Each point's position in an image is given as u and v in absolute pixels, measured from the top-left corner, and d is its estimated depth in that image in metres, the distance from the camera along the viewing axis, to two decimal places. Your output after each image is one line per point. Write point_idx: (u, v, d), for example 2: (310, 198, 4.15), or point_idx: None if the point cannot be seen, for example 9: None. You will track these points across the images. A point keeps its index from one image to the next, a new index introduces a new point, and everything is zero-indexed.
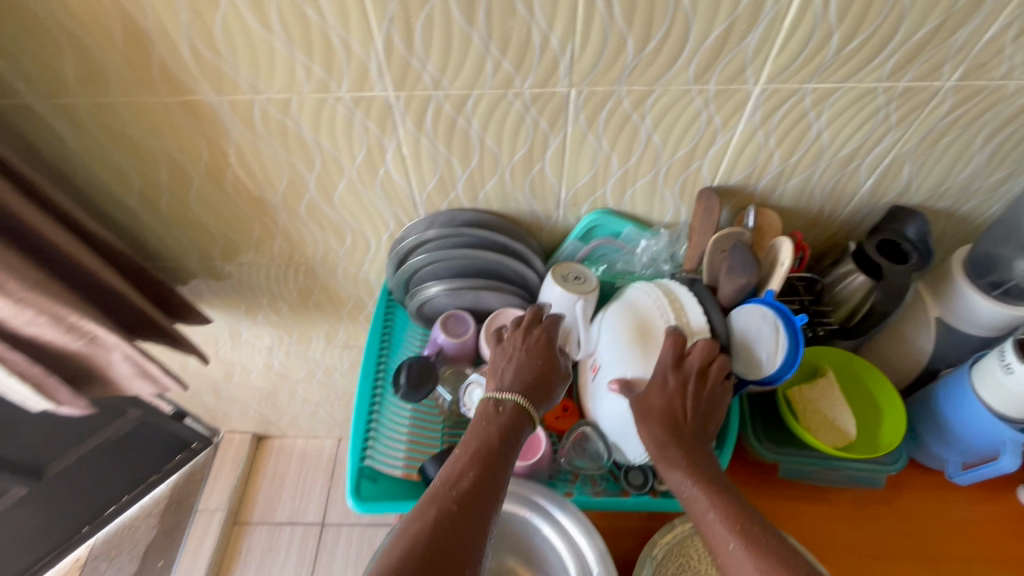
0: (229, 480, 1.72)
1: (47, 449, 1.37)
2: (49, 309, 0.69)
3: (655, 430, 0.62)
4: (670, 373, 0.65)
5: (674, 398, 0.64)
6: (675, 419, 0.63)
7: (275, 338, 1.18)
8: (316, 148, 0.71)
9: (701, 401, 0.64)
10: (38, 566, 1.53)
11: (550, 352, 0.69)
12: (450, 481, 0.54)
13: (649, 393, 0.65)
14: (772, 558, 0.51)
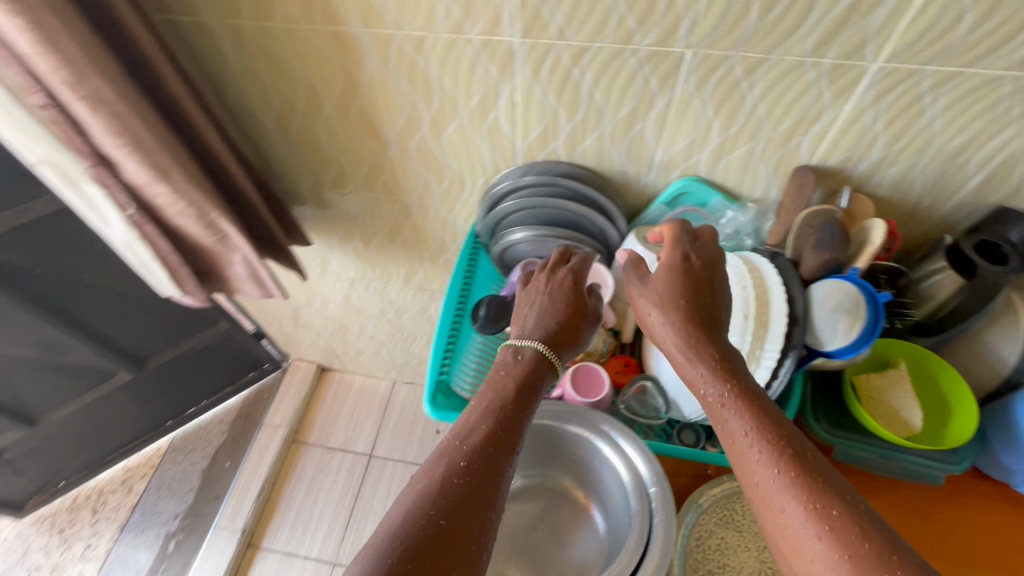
0: (293, 402, 1.87)
1: (150, 342, 1.55)
2: (198, 202, 0.80)
3: (675, 331, 0.60)
4: (681, 263, 0.64)
5: (686, 283, 0.62)
6: (692, 314, 0.60)
7: (359, 270, 1.28)
8: (437, 87, 0.77)
9: (713, 289, 0.63)
10: (129, 446, 1.79)
11: (572, 294, 0.71)
12: (461, 436, 0.56)
13: (660, 280, 0.63)
14: (818, 486, 0.49)
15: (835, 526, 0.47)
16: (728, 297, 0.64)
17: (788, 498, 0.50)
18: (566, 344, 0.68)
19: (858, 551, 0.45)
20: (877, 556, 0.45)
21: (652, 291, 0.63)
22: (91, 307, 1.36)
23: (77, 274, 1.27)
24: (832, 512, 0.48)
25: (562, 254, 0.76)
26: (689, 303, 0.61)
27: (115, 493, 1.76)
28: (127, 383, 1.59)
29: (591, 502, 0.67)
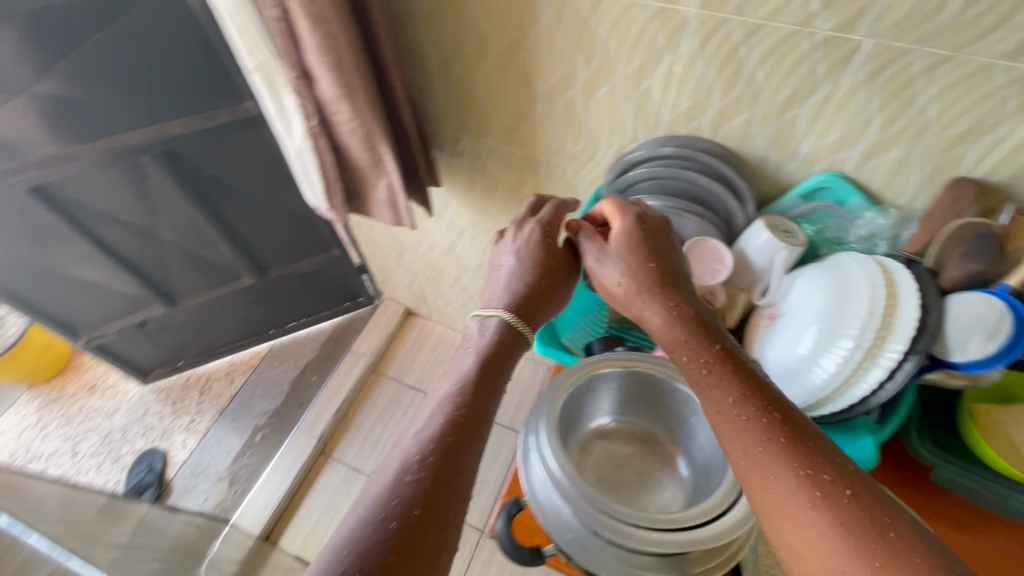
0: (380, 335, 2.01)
1: (274, 255, 1.74)
2: (368, 124, 0.90)
3: (642, 295, 0.67)
4: (637, 234, 0.71)
5: (644, 251, 0.70)
6: (653, 282, 0.67)
7: (472, 221, 1.36)
8: (601, 50, 0.82)
9: (658, 254, 0.69)
10: (236, 343, 2.02)
11: (544, 262, 0.76)
12: (421, 433, 0.59)
13: (620, 249, 0.70)
14: (808, 453, 0.50)
15: (826, 492, 0.47)
16: (680, 260, 0.71)
17: (778, 465, 0.50)
18: (537, 310, 0.74)
19: (850, 515, 0.45)
20: (873, 520, 0.45)
21: (617, 261, 0.70)
22: (238, 211, 1.54)
23: (235, 180, 1.45)
24: (823, 479, 0.48)
25: (539, 216, 0.80)
26: (653, 270, 0.68)
27: (219, 381, 1.99)
28: (249, 287, 1.80)
29: (678, 454, 0.71)
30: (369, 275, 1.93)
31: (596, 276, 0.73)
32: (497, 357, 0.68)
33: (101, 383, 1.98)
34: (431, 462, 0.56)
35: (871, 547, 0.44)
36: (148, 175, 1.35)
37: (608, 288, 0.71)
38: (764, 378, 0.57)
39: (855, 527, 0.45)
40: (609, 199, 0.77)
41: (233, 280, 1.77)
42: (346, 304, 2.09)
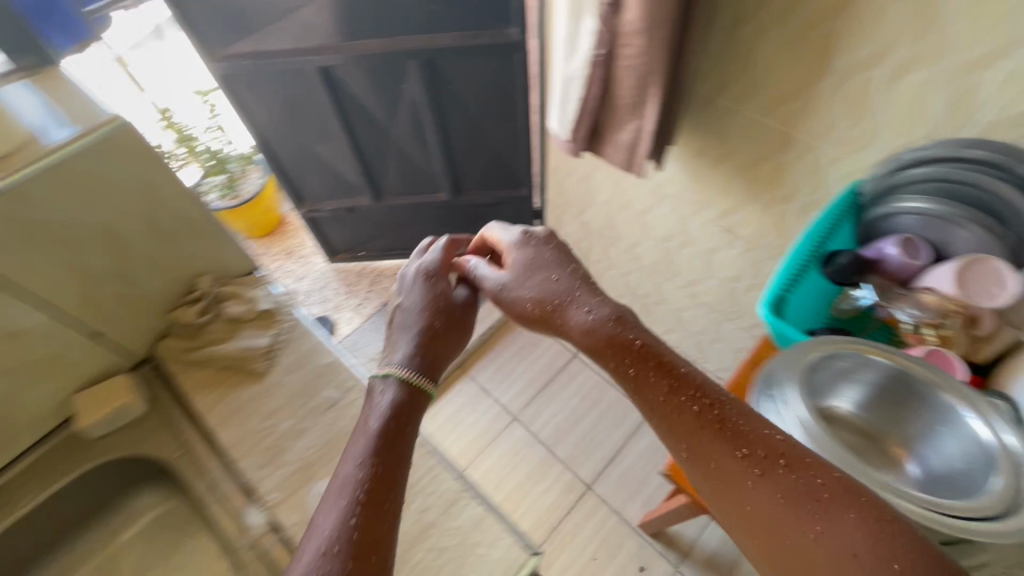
0: None
1: (469, 178, 1.85)
2: (652, 63, 0.92)
3: (554, 306, 0.77)
4: (533, 262, 0.82)
5: (547, 262, 0.81)
6: (553, 293, 0.78)
7: (681, 189, 1.33)
8: (940, 29, 0.77)
9: (548, 266, 0.81)
10: (410, 249, 2.20)
11: (441, 319, 0.85)
12: (326, 528, 0.61)
13: (522, 279, 0.82)
14: (739, 437, 0.62)
15: (762, 469, 0.59)
16: (578, 264, 0.82)
17: (717, 455, 0.61)
18: (436, 358, 0.81)
19: (788, 482, 0.58)
20: (812, 483, 0.58)
21: (518, 291, 0.81)
22: (459, 131, 1.67)
23: (469, 101, 1.56)
24: (760, 457, 0.60)
25: (427, 264, 0.91)
26: (558, 281, 0.79)
27: (387, 279, 2.21)
28: (439, 203, 1.94)
29: (906, 458, 0.78)
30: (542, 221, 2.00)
31: (504, 302, 0.84)
32: (397, 424, 0.72)
33: (296, 252, 2.31)
34: (345, 553, 0.59)
35: (815, 508, 0.56)
36: (407, 78, 1.49)
37: (523, 309, 0.81)
38: (685, 367, 0.68)
39: (798, 496, 0.57)
40: (489, 233, 0.92)
41: (429, 192, 1.92)
42: None
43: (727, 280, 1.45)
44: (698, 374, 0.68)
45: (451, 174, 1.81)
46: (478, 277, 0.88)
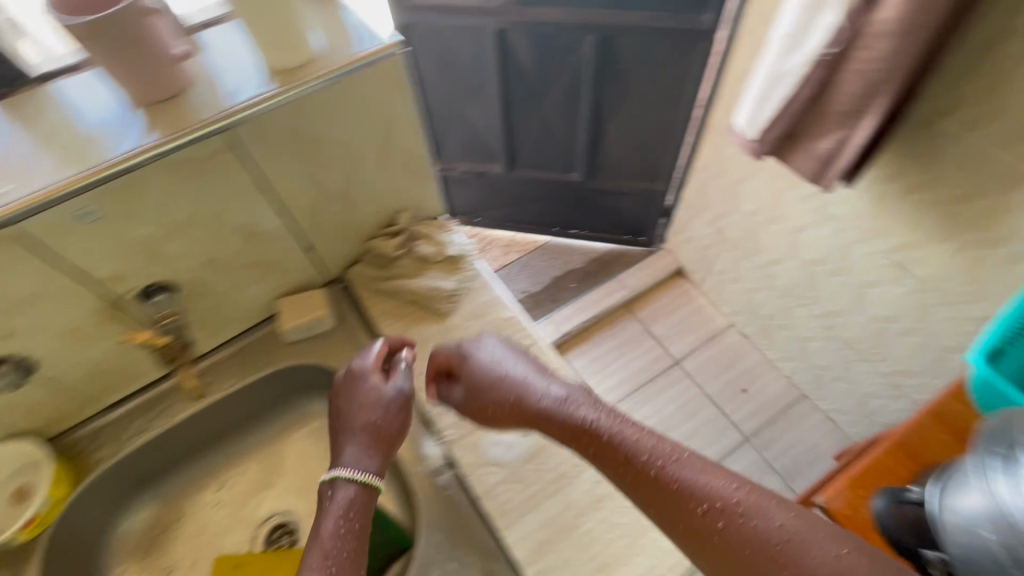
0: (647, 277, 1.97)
1: (607, 164, 1.80)
2: (895, 71, 0.84)
3: (510, 398, 0.63)
4: (472, 362, 0.67)
5: (485, 373, 0.65)
6: (507, 382, 0.64)
7: (855, 214, 1.23)
8: None
9: (503, 362, 0.66)
10: (520, 226, 2.13)
11: (352, 406, 0.64)
12: None
13: (467, 382, 0.66)
14: (677, 489, 0.51)
15: (723, 533, 0.48)
16: (512, 351, 0.68)
17: (678, 531, 0.51)
18: (363, 528, 0.56)
19: (747, 532, 0.47)
20: (773, 531, 0.46)
21: (475, 393, 0.66)
22: (613, 114, 1.62)
23: (635, 85, 1.50)
24: (709, 517, 0.49)
25: (351, 384, 0.65)
26: (491, 386, 0.64)
27: None
28: (567, 185, 1.90)
29: None
30: (668, 220, 1.93)
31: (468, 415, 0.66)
32: (349, 549, 0.54)
33: None
34: None
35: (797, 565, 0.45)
36: (579, 52, 1.45)
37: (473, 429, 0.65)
38: (600, 419, 0.58)
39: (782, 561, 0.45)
40: (392, 342, 0.70)
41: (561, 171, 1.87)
42: (627, 237, 2.06)
43: (878, 319, 1.34)
44: (641, 434, 0.56)
45: (591, 155, 1.76)
46: (399, 389, 0.66)
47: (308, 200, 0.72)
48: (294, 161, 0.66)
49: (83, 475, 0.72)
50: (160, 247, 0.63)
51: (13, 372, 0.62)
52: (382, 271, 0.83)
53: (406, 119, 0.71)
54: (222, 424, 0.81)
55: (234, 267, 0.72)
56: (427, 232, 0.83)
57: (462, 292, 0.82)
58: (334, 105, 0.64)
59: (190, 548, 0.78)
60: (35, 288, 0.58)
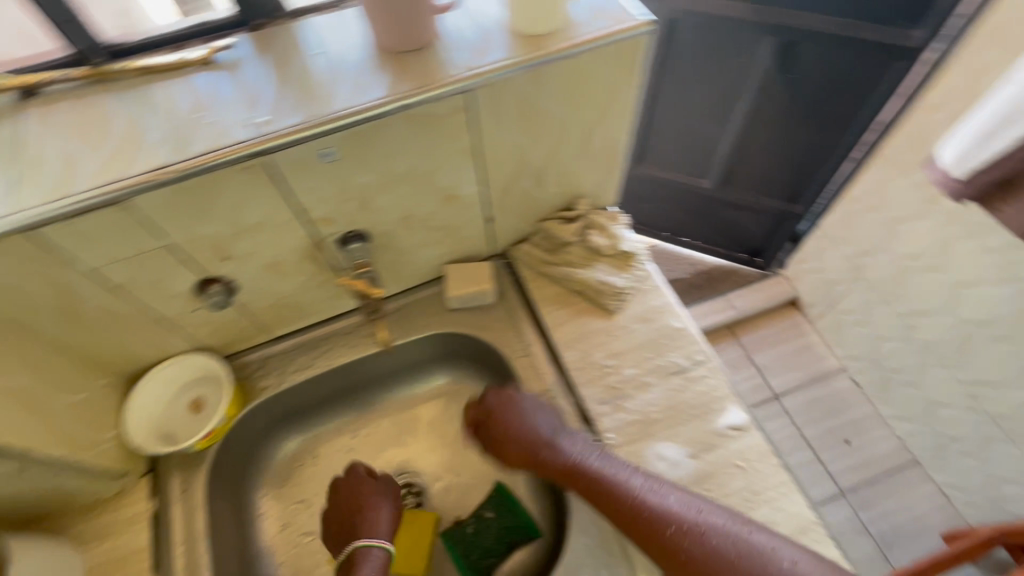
0: (757, 300, 1.82)
1: (743, 176, 1.65)
2: None
3: (527, 443, 0.68)
4: (499, 407, 0.71)
5: (497, 407, 0.71)
6: (528, 428, 0.68)
7: None
8: None
9: (530, 412, 0.69)
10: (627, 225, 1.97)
11: (358, 497, 0.72)
12: None
13: (497, 427, 0.70)
14: (652, 518, 0.58)
15: (694, 557, 0.55)
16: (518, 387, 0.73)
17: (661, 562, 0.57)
18: None
19: (706, 547, 0.55)
20: (728, 549, 0.54)
21: (500, 439, 0.70)
22: (766, 126, 1.46)
23: (804, 96, 1.35)
24: (679, 545, 0.56)
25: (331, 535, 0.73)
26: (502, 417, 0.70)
27: None
28: (691, 192, 1.76)
29: None
30: (793, 246, 1.76)
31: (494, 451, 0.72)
32: None
33: None
34: None
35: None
36: (755, 53, 1.30)
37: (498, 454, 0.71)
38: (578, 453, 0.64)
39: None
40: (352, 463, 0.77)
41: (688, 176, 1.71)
42: (742, 253, 1.94)
43: None
44: (625, 473, 0.62)
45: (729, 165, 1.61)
46: (375, 502, 0.72)
47: (506, 172, 0.70)
48: (510, 130, 0.64)
49: (252, 397, 0.76)
50: (372, 197, 0.63)
51: (221, 292, 0.64)
52: (550, 254, 0.80)
53: (625, 102, 0.67)
54: (373, 374, 0.83)
55: (422, 227, 0.72)
56: (601, 222, 0.79)
57: (631, 291, 0.78)
58: (568, 79, 0.61)
59: (328, 486, 0.82)
60: (264, 218, 0.59)
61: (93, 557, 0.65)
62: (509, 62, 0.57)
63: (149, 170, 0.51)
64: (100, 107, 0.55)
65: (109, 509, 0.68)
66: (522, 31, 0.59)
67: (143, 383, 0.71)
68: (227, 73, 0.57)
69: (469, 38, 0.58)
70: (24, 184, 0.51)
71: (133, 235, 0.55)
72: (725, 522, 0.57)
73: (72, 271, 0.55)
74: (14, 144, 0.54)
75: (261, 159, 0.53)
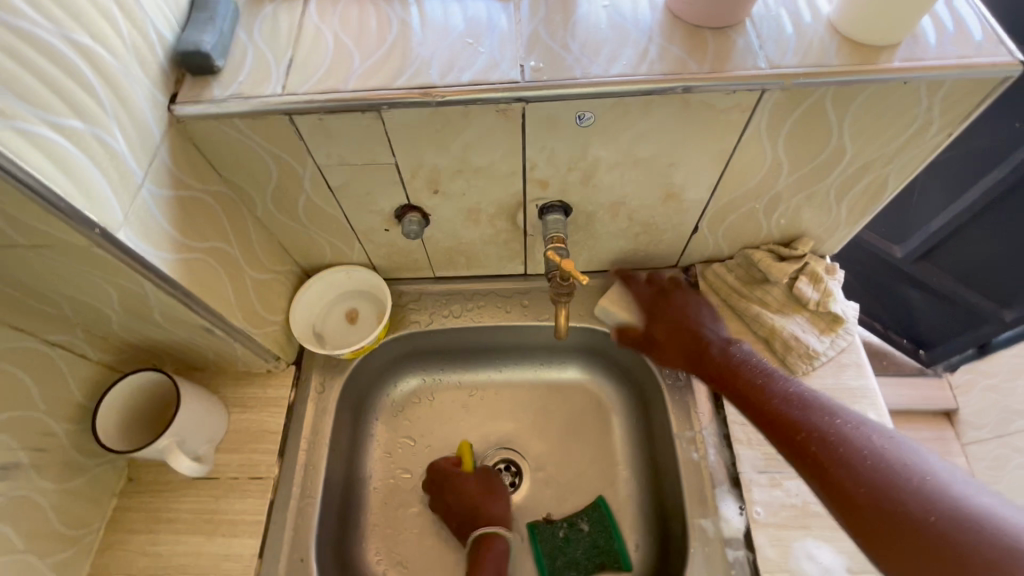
0: (894, 379, 1.11)
1: (961, 246, 1.03)
2: None
3: (690, 331, 0.68)
4: (660, 299, 0.72)
5: (653, 301, 0.73)
6: (692, 324, 0.69)
7: None
8: None
9: (703, 318, 0.70)
10: None
11: (453, 487, 0.74)
12: None
13: (657, 321, 0.71)
14: (792, 417, 0.55)
15: (822, 450, 0.52)
16: (686, 290, 0.72)
17: (782, 442, 0.55)
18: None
19: (848, 450, 0.51)
20: (866, 451, 0.50)
21: (656, 327, 0.71)
22: None
23: None
24: (806, 432, 0.54)
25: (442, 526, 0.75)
26: (654, 305, 0.72)
27: None
28: (869, 254, 1.18)
29: None
30: (977, 356, 1.05)
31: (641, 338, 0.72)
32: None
33: None
34: None
35: (877, 481, 0.48)
36: None
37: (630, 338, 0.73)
38: (728, 351, 0.65)
39: (865, 478, 0.49)
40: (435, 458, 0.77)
41: (877, 236, 1.16)
42: (904, 342, 1.20)
43: None
44: (782, 382, 0.60)
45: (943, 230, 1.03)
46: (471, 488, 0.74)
47: (744, 188, 0.61)
48: (776, 144, 0.55)
49: (401, 326, 0.77)
50: (598, 174, 0.58)
51: (417, 223, 0.64)
52: (744, 288, 0.72)
53: (921, 150, 0.56)
54: (513, 342, 0.81)
55: (627, 218, 0.66)
56: (817, 271, 0.68)
57: (825, 359, 0.68)
58: (874, 106, 0.51)
59: (436, 434, 0.81)
60: (490, 163, 0.56)
61: (234, 422, 0.69)
62: (823, 70, 0.48)
63: (416, 87, 0.49)
64: (380, 10, 0.55)
65: (256, 383, 0.71)
66: (848, 37, 0.49)
67: (313, 280, 0.74)
68: (509, 4, 0.54)
69: (781, 29, 0.50)
70: (300, 68, 0.51)
71: (371, 144, 0.54)
72: (874, 429, 0.53)
73: (307, 162, 0.56)
74: (295, 27, 0.54)
75: (519, 105, 0.49)
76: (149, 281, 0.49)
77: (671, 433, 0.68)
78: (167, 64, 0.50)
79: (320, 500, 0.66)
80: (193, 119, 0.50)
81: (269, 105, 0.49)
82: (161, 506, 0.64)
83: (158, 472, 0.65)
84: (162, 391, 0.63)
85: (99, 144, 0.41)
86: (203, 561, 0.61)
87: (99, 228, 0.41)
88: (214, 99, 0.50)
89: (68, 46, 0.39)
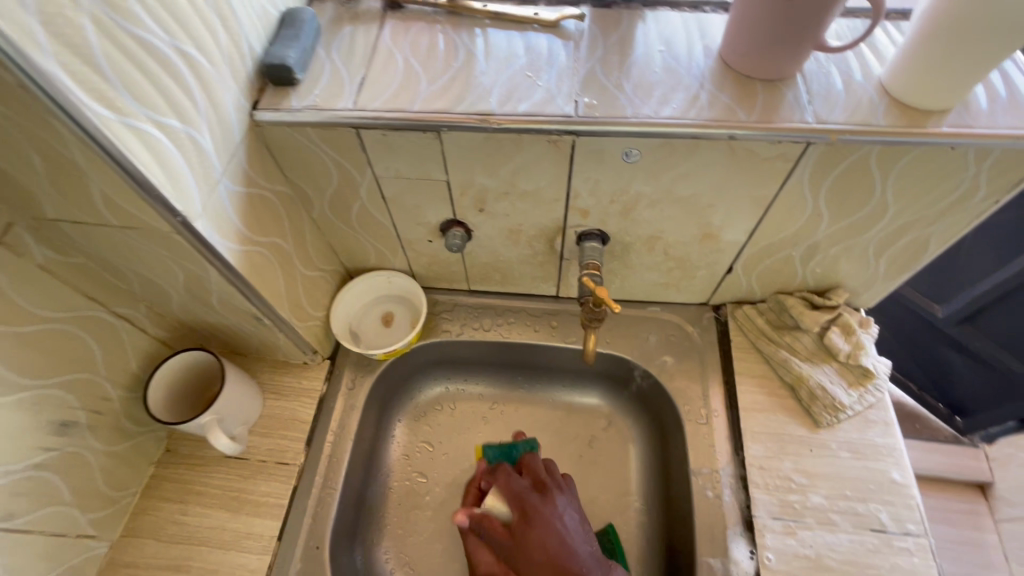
0: (925, 442, 1.07)
1: (1008, 314, 0.99)
2: None
3: (557, 544, 0.62)
4: (528, 505, 0.66)
5: (518, 515, 0.66)
6: (560, 533, 0.63)
7: None
8: None
9: (570, 530, 0.64)
10: None
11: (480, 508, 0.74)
12: None
13: (530, 529, 0.64)
14: None
15: None
16: (545, 488, 0.68)
17: None
18: None
19: None
20: None
21: (522, 533, 0.64)
22: None
23: None
24: None
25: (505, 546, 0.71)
26: (519, 514, 0.66)
27: None
28: (907, 309, 1.16)
29: None
30: (1018, 430, 1.01)
31: (502, 544, 0.65)
32: None
33: None
34: None
35: None
36: None
37: (496, 539, 0.65)
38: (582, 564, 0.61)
39: None
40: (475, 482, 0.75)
41: (916, 292, 1.13)
42: (940, 406, 1.16)
43: None
44: None
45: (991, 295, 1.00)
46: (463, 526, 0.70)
47: (781, 235, 0.62)
48: (817, 196, 0.56)
49: (432, 334, 0.80)
50: (639, 208, 0.60)
51: (460, 237, 0.67)
52: (773, 332, 0.72)
53: (965, 214, 0.56)
54: (538, 360, 0.82)
55: (662, 252, 0.68)
56: (850, 322, 0.68)
57: (851, 413, 0.67)
58: (920, 168, 0.51)
59: (453, 443, 0.83)
60: (537, 188, 0.59)
61: (267, 407, 0.72)
62: (871, 128, 0.49)
63: (475, 112, 0.52)
64: (449, 39, 0.59)
65: (292, 373, 0.75)
66: (897, 99, 0.50)
67: (355, 282, 0.77)
68: (569, 42, 0.58)
69: (831, 86, 0.52)
70: (370, 86, 0.55)
71: (427, 162, 0.58)
72: None
73: (365, 172, 0.60)
74: (370, 48, 0.59)
75: (571, 138, 0.52)
76: (213, 268, 0.53)
77: (688, 469, 0.68)
78: (253, 73, 0.55)
79: (339, 492, 0.69)
80: (270, 124, 0.55)
81: (340, 118, 0.53)
82: (194, 479, 0.68)
83: (194, 446, 0.69)
84: (208, 366, 0.67)
85: (191, 142, 0.46)
86: (225, 536, 0.64)
87: (179, 216, 0.45)
88: (290, 109, 0.54)
89: (176, 54, 0.43)
